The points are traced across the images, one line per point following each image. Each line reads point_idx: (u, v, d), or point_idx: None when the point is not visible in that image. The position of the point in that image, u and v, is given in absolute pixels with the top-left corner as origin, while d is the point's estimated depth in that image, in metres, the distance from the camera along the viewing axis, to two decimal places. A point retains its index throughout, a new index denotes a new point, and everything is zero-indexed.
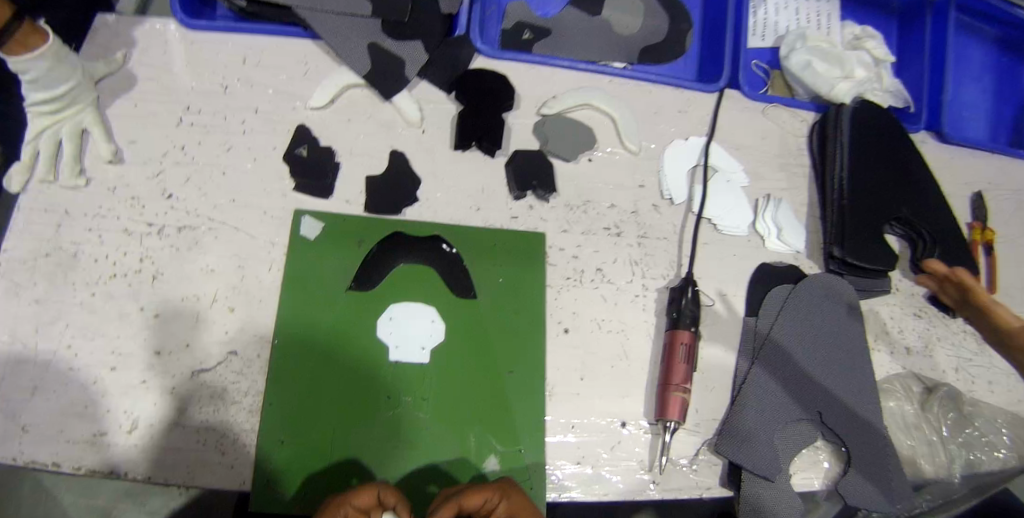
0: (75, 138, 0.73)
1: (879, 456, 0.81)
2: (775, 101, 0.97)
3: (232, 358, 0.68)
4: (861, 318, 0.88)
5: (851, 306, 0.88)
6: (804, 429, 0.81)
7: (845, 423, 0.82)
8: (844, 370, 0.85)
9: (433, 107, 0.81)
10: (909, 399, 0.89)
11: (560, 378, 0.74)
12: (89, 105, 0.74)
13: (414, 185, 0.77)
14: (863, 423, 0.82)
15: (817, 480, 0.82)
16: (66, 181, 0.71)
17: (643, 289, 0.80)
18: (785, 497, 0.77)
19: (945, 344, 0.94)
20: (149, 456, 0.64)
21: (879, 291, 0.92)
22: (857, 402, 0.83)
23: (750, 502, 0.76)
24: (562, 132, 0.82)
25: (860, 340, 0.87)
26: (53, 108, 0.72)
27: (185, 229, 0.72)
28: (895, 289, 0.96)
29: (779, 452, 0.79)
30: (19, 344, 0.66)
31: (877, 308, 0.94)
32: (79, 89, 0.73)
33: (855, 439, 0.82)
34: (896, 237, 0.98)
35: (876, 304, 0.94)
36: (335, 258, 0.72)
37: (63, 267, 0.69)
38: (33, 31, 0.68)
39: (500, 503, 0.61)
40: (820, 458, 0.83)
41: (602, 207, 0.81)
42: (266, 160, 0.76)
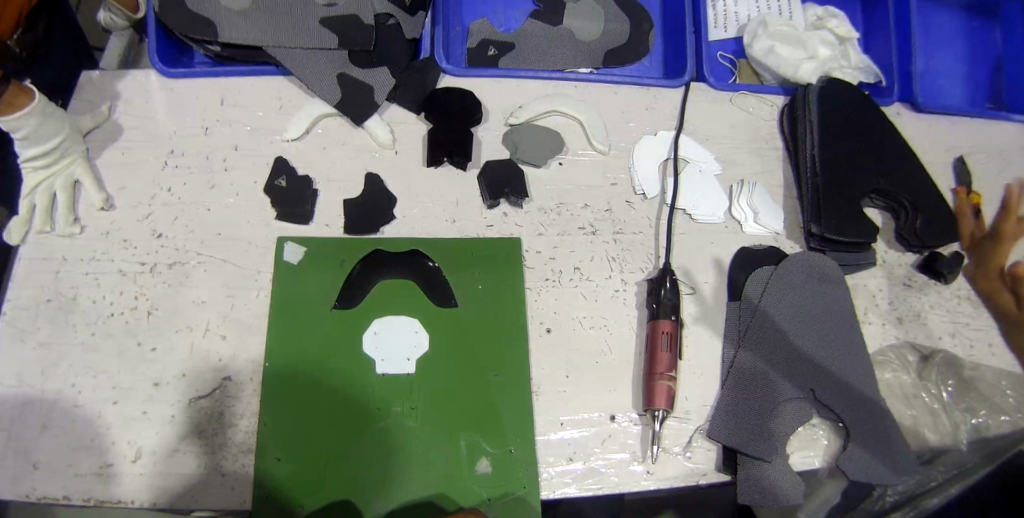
0: (69, 189, 0.76)
1: (872, 428, 0.83)
2: (742, 89, 0.99)
3: (227, 383, 0.71)
4: (847, 293, 0.90)
5: (834, 282, 0.90)
6: (796, 407, 0.83)
7: (836, 398, 0.83)
8: (831, 346, 0.86)
9: (405, 128, 0.83)
10: (900, 370, 0.90)
11: (546, 377, 0.77)
12: (81, 157, 0.78)
13: (392, 203, 0.80)
14: (856, 396, 0.83)
15: (817, 458, 0.84)
16: (62, 230, 0.75)
17: (622, 284, 0.82)
18: (781, 476, 0.78)
19: (938, 310, 0.96)
20: (152, 483, 0.67)
21: (864, 264, 0.93)
22: (847, 377, 0.84)
23: (745, 483, 0.78)
24: (532, 139, 0.84)
25: (847, 315, 0.88)
26: (45, 162, 0.76)
27: (176, 265, 0.75)
28: (882, 261, 0.97)
29: (773, 432, 0.80)
30: (26, 386, 0.69)
31: (863, 282, 0.96)
32: (69, 142, 0.77)
33: (848, 414, 0.83)
34: (879, 210, 1.00)
35: (861, 279, 0.96)
36: (320, 279, 0.75)
37: (64, 310, 0.72)
38: (20, 90, 0.73)
39: None
40: (819, 436, 0.85)
41: (576, 208, 0.84)
42: (248, 193, 0.79)
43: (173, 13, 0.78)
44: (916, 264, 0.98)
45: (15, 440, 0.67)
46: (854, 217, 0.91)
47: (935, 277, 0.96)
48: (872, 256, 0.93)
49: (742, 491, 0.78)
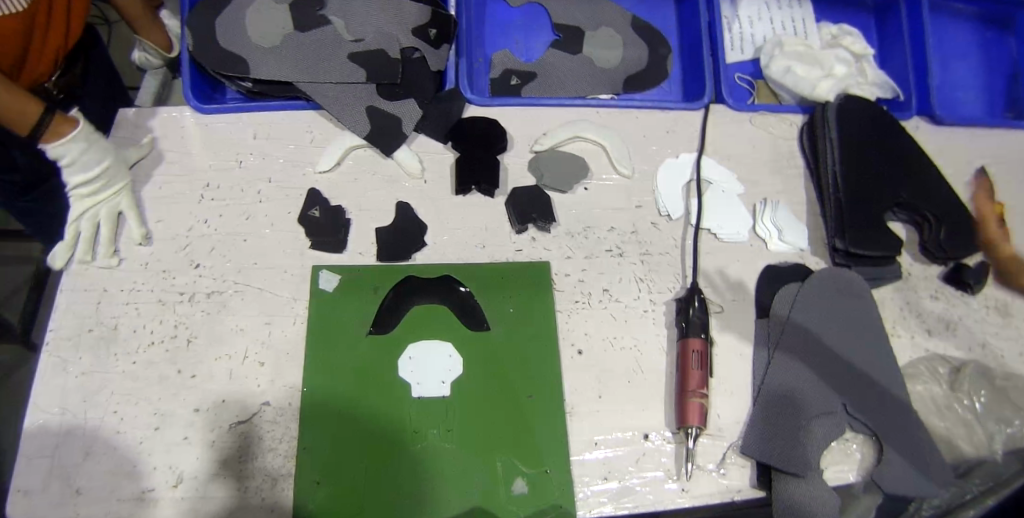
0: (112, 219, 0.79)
1: (905, 441, 0.82)
2: (760, 109, 1.00)
3: (266, 408, 0.72)
4: (875, 308, 0.89)
5: (862, 297, 0.90)
6: (829, 422, 0.82)
7: (868, 413, 0.83)
8: (862, 361, 0.86)
9: (433, 157, 0.85)
10: (935, 381, 0.89)
11: (579, 397, 0.77)
12: (126, 189, 0.80)
13: (422, 229, 0.81)
14: (887, 411, 0.83)
15: (851, 472, 0.82)
16: (103, 260, 0.78)
17: (651, 304, 0.83)
18: (822, 492, 0.77)
19: (967, 322, 0.95)
20: (191, 508, 0.68)
21: (890, 277, 0.93)
22: (879, 391, 0.84)
23: (784, 500, 0.77)
24: (557, 165, 0.86)
25: (876, 329, 0.88)
26: (91, 191, 0.79)
27: (214, 294, 0.77)
28: (907, 273, 0.97)
29: (808, 447, 0.80)
30: (69, 414, 0.71)
31: (891, 295, 0.95)
32: (114, 173, 0.80)
33: (880, 428, 0.82)
34: (901, 223, 1.00)
35: (888, 292, 0.95)
36: (355, 305, 0.76)
37: (105, 339, 0.74)
38: (64, 120, 0.81)
39: None
40: (852, 450, 0.83)
41: (602, 230, 0.85)
42: (282, 223, 0.81)
43: (208, 54, 0.82)
44: (941, 276, 0.97)
45: (58, 467, 0.68)
46: (878, 233, 0.91)
47: (963, 288, 0.96)
48: (897, 268, 0.94)
49: (781, 509, 0.77)
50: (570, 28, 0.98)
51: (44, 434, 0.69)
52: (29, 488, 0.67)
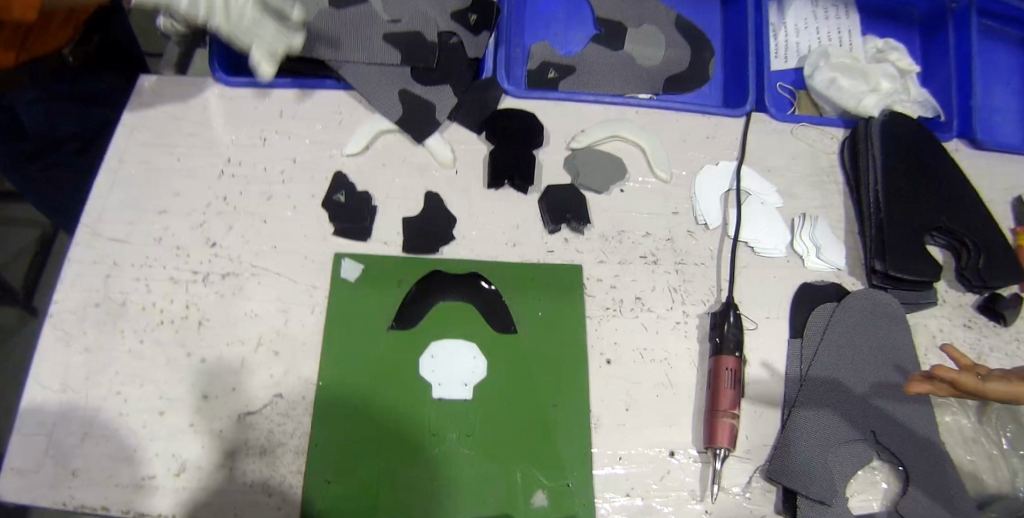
0: (261, 3, 0.72)
1: (937, 474, 0.78)
2: (802, 120, 0.95)
3: (278, 400, 0.69)
4: (909, 333, 0.85)
5: (897, 323, 0.85)
6: (858, 450, 0.78)
7: (901, 443, 0.79)
8: (897, 389, 0.81)
9: (465, 147, 0.82)
10: (964, 412, 0.86)
11: (606, 408, 0.73)
12: None
13: (451, 222, 0.78)
14: (920, 442, 0.79)
15: (875, 502, 0.78)
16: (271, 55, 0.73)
17: (684, 315, 0.79)
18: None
19: (998, 354, 0.90)
20: (192, 500, 0.64)
21: (926, 303, 0.89)
22: (914, 420, 0.80)
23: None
24: (593, 164, 0.82)
25: (910, 356, 0.83)
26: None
27: (229, 276, 0.73)
28: (942, 300, 0.93)
29: (835, 474, 0.75)
30: (71, 392, 0.67)
31: (925, 320, 0.90)
32: None
33: (912, 459, 0.78)
34: (940, 247, 0.96)
35: (924, 317, 0.91)
36: (376, 298, 0.73)
37: (112, 316, 0.71)
38: None
39: None
40: (877, 479, 0.79)
41: (637, 236, 0.81)
42: (305, 206, 0.77)
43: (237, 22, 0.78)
44: (976, 305, 0.93)
45: (55, 447, 0.65)
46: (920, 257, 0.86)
47: (997, 319, 0.91)
48: (934, 294, 0.90)
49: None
50: (613, 23, 0.95)
51: (42, 411, 0.66)
52: (22, 469, 0.64)
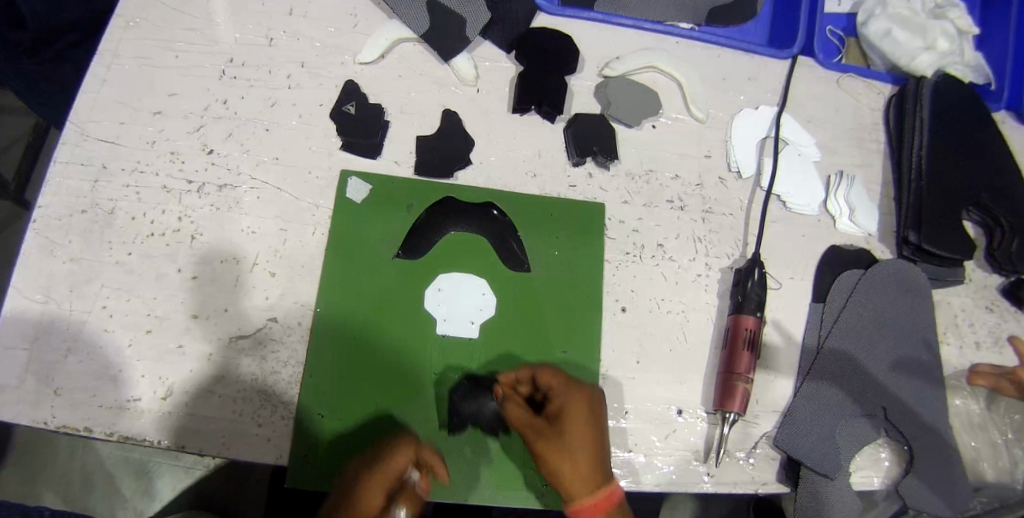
0: None
1: (942, 456, 0.75)
2: (851, 70, 0.87)
3: (273, 324, 0.66)
4: (932, 306, 0.80)
5: (922, 298, 0.80)
6: (866, 426, 0.75)
7: (912, 422, 0.75)
8: (912, 365, 0.78)
9: (489, 65, 0.76)
10: (976, 396, 0.83)
11: (615, 359, 0.70)
12: None
13: (470, 146, 0.73)
14: (930, 421, 0.76)
15: (876, 479, 0.75)
16: None
17: (706, 268, 0.75)
18: (845, 496, 0.71)
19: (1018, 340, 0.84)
20: (180, 425, 0.62)
21: (953, 280, 0.83)
22: (927, 399, 0.77)
23: (808, 501, 0.71)
24: (627, 95, 0.77)
25: (925, 334, 0.79)
26: None
27: (226, 188, 0.69)
28: (968, 279, 0.85)
29: (840, 447, 0.73)
30: (54, 303, 0.63)
31: (949, 299, 0.84)
32: None
33: (921, 439, 0.75)
34: (971, 223, 0.87)
35: (948, 295, 0.84)
36: (384, 223, 0.69)
37: (100, 225, 0.66)
38: None
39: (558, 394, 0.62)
40: (882, 456, 0.76)
41: (665, 178, 0.76)
42: (311, 117, 0.72)
43: None
44: (1001, 288, 0.86)
45: (38, 360, 0.62)
46: (955, 234, 0.80)
47: (1018, 305, 0.85)
48: (962, 272, 0.83)
49: (801, 509, 0.71)
50: None
51: (22, 322, 0.63)
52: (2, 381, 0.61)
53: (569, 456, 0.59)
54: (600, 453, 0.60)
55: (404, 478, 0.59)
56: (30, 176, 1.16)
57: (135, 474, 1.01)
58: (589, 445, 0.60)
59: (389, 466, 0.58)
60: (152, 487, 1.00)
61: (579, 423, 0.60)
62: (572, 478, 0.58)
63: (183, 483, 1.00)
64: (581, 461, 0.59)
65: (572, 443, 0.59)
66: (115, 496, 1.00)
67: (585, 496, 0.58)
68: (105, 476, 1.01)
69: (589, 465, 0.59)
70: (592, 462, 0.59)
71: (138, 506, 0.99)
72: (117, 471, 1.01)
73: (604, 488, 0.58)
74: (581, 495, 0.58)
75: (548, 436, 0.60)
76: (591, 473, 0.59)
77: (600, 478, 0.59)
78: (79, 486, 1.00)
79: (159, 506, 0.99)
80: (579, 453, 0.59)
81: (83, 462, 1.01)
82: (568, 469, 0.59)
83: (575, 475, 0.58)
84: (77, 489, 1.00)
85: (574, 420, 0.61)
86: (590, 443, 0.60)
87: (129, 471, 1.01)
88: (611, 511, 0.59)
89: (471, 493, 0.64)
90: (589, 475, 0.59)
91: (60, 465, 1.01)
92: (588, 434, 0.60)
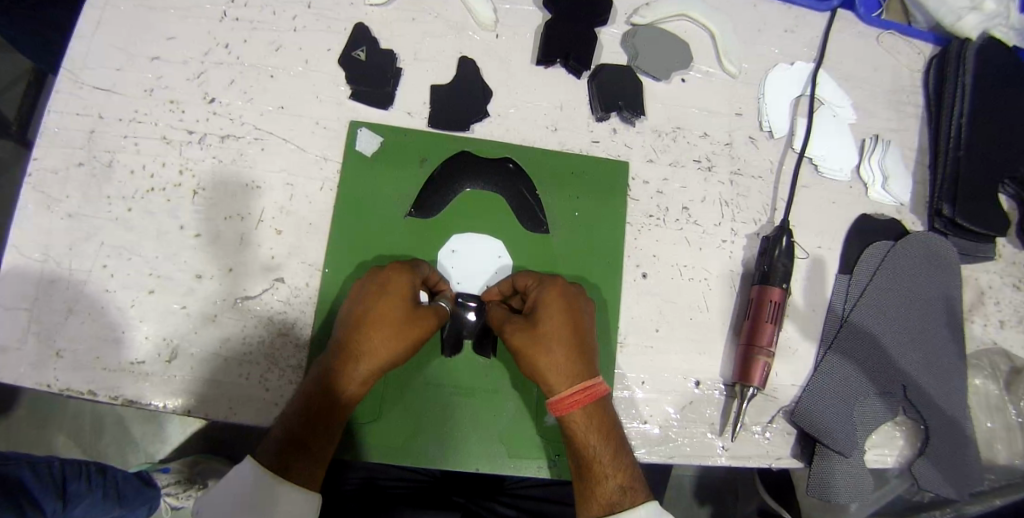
0: None
1: (958, 438, 0.73)
2: (892, 26, 0.81)
3: (279, 285, 0.63)
4: (959, 282, 0.76)
5: (950, 274, 0.76)
6: (885, 404, 0.72)
7: (933, 401, 0.72)
8: (937, 342, 0.74)
9: (510, 9, 0.71)
10: (999, 378, 0.79)
11: (634, 327, 0.68)
12: None
13: (487, 97, 0.69)
14: (950, 399, 0.73)
15: (891, 457, 0.73)
16: None
17: (731, 234, 0.71)
18: (860, 476, 0.68)
19: None
20: (186, 389, 0.60)
21: (984, 257, 0.78)
22: (949, 377, 0.73)
23: (822, 479, 0.68)
24: (655, 44, 0.72)
25: (951, 312, 0.75)
26: None
27: (229, 139, 0.65)
28: (997, 255, 0.80)
29: (858, 425, 0.70)
30: (53, 261, 0.61)
31: (977, 275, 0.80)
32: None
33: (940, 419, 0.72)
34: (1007, 196, 0.81)
35: (977, 271, 0.80)
36: (397, 177, 0.66)
37: (98, 179, 0.63)
38: None
39: (535, 288, 0.62)
40: (897, 434, 0.74)
41: (694, 136, 0.72)
42: (319, 62, 0.68)
43: None
44: None
45: (37, 320, 0.59)
46: (992, 208, 0.76)
47: None
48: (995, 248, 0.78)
49: (814, 485, 0.69)
50: None
51: (22, 280, 0.60)
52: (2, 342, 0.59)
53: (547, 345, 0.59)
54: (585, 339, 0.60)
55: (386, 350, 0.58)
56: (34, 117, 1.05)
57: (146, 418, 1.01)
58: (571, 332, 0.60)
59: (396, 279, 0.60)
60: (163, 430, 1.01)
61: (558, 313, 0.60)
62: (554, 372, 0.58)
63: (193, 426, 1.01)
64: (559, 356, 0.59)
65: (550, 333, 0.59)
66: (127, 439, 1.00)
67: (566, 389, 0.58)
68: (114, 421, 1.01)
69: (569, 356, 0.59)
70: (571, 357, 0.59)
71: (150, 450, 1.00)
72: (128, 414, 1.01)
73: (588, 381, 0.58)
74: (562, 389, 0.58)
75: (525, 328, 0.60)
76: (568, 365, 0.59)
77: (582, 370, 0.59)
78: (90, 431, 0.99)
79: (171, 449, 1.00)
80: (558, 342, 0.59)
81: (92, 406, 1.01)
82: (548, 364, 0.58)
83: (554, 367, 0.58)
84: (88, 434, 0.99)
85: (552, 306, 0.60)
86: (569, 333, 0.60)
87: (139, 415, 1.01)
88: (592, 408, 0.59)
89: (480, 463, 0.62)
90: (569, 367, 0.59)
91: (70, 409, 1.00)
92: (568, 319, 0.60)
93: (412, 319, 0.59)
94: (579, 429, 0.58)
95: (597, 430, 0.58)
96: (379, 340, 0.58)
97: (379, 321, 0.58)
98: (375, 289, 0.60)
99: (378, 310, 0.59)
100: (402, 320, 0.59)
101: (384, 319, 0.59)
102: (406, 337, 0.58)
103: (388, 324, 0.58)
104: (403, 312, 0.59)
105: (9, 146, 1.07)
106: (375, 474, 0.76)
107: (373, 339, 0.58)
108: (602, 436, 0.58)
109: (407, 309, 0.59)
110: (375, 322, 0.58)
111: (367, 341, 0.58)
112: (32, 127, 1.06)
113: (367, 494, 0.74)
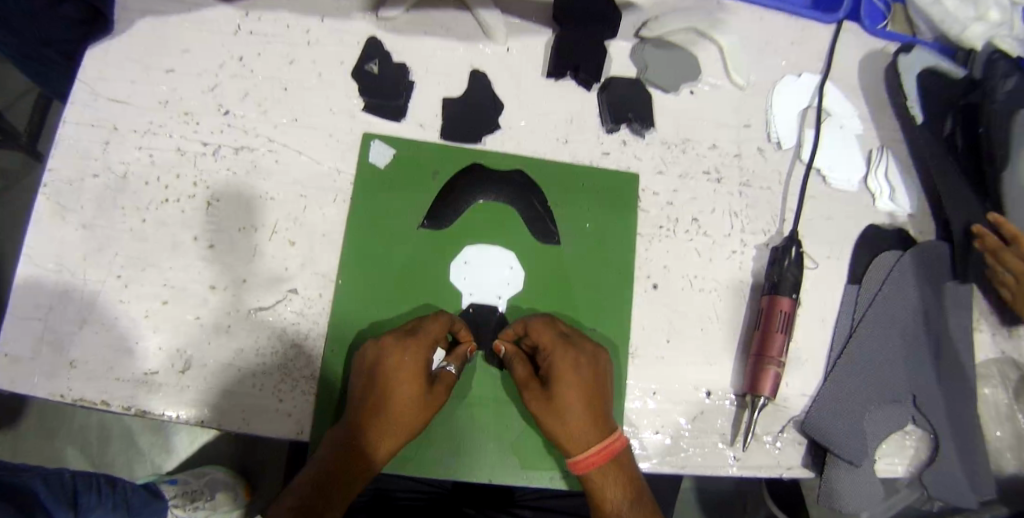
0: None
1: (967, 445, 0.72)
2: (896, 37, 0.81)
3: (292, 296, 0.63)
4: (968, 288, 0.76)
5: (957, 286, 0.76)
6: (895, 413, 0.71)
7: (941, 410, 0.72)
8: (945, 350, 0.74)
9: (520, 23, 0.72)
10: (1008, 388, 0.78)
11: (645, 338, 0.68)
12: None
13: (498, 109, 0.70)
14: (957, 409, 0.73)
15: (902, 467, 0.73)
16: None
17: (741, 245, 0.71)
18: (870, 486, 0.68)
19: None
20: (200, 400, 0.60)
21: None
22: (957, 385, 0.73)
23: (832, 489, 0.68)
24: (665, 57, 0.73)
25: (958, 322, 0.75)
26: None
27: (243, 151, 0.66)
28: None
29: (868, 435, 0.69)
30: (67, 272, 0.61)
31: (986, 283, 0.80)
32: None
33: (948, 427, 0.72)
34: None
35: None
36: (410, 190, 0.67)
37: (112, 189, 0.63)
38: None
39: (551, 354, 0.63)
40: (908, 443, 0.73)
41: (702, 147, 0.73)
42: (332, 75, 0.68)
43: None
44: None
45: (50, 331, 0.60)
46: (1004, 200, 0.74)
47: None
48: None
49: (823, 494, 0.69)
50: None
51: (35, 292, 0.60)
52: (17, 353, 0.59)
53: (563, 413, 0.61)
54: (599, 401, 0.62)
55: (406, 427, 0.60)
56: (43, 128, 1.06)
57: (153, 430, 1.01)
58: (583, 398, 0.62)
59: (413, 357, 0.60)
60: (169, 442, 1.01)
61: (570, 381, 0.62)
62: (569, 434, 0.61)
63: (201, 439, 1.01)
64: (577, 422, 0.61)
65: (565, 403, 0.61)
66: (134, 451, 1.00)
67: (581, 450, 0.60)
68: (121, 432, 1.01)
69: (580, 420, 0.61)
70: (589, 419, 0.61)
71: (156, 461, 1.00)
72: (135, 425, 1.01)
73: (604, 442, 0.60)
74: (578, 452, 0.60)
75: (542, 396, 0.62)
76: (585, 430, 0.61)
77: (597, 431, 0.61)
78: (98, 442, 1.00)
79: (177, 460, 1.00)
80: (573, 409, 0.61)
81: (99, 417, 1.01)
82: (565, 428, 0.61)
83: (573, 431, 0.61)
84: (96, 446, 1.00)
85: (566, 373, 0.62)
86: (581, 398, 0.62)
87: (146, 427, 1.01)
88: (610, 464, 0.61)
89: (493, 472, 0.62)
90: (585, 431, 0.61)
91: (77, 421, 1.00)
92: (581, 385, 0.62)
93: (430, 394, 0.60)
94: (599, 484, 0.61)
95: (617, 484, 0.61)
96: (398, 418, 0.59)
97: (399, 401, 0.59)
98: (393, 365, 0.60)
99: (399, 387, 0.60)
100: (418, 401, 0.60)
101: (404, 398, 0.60)
102: (425, 413, 0.60)
103: (407, 404, 0.60)
104: (415, 388, 0.60)
105: (21, 157, 1.09)
106: (387, 486, 0.76)
107: (391, 416, 0.59)
108: (619, 488, 0.61)
109: (420, 385, 0.60)
110: (391, 403, 0.59)
111: (389, 417, 0.59)
112: (43, 140, 1.08)
113: (379, 506, 0.74)
